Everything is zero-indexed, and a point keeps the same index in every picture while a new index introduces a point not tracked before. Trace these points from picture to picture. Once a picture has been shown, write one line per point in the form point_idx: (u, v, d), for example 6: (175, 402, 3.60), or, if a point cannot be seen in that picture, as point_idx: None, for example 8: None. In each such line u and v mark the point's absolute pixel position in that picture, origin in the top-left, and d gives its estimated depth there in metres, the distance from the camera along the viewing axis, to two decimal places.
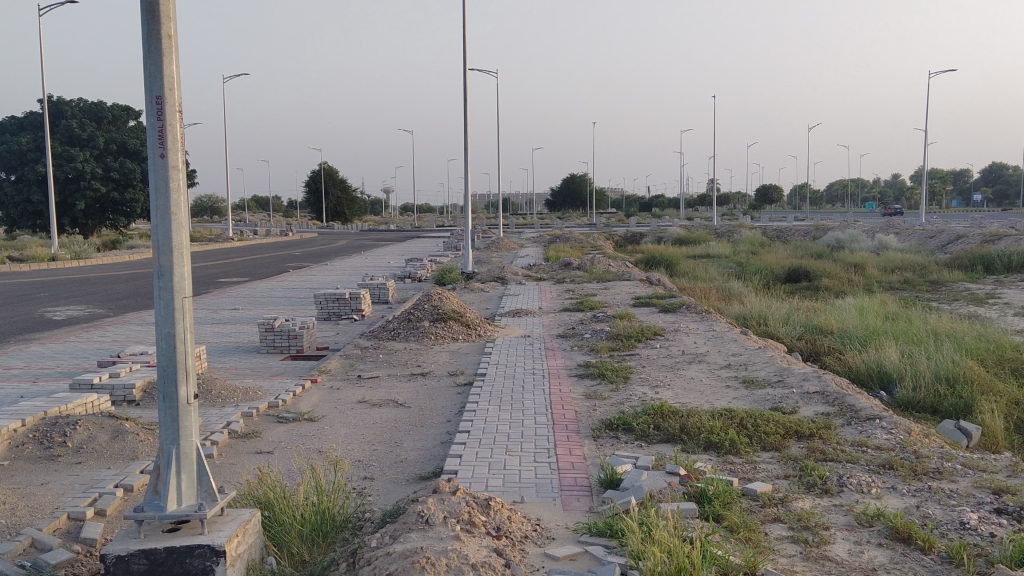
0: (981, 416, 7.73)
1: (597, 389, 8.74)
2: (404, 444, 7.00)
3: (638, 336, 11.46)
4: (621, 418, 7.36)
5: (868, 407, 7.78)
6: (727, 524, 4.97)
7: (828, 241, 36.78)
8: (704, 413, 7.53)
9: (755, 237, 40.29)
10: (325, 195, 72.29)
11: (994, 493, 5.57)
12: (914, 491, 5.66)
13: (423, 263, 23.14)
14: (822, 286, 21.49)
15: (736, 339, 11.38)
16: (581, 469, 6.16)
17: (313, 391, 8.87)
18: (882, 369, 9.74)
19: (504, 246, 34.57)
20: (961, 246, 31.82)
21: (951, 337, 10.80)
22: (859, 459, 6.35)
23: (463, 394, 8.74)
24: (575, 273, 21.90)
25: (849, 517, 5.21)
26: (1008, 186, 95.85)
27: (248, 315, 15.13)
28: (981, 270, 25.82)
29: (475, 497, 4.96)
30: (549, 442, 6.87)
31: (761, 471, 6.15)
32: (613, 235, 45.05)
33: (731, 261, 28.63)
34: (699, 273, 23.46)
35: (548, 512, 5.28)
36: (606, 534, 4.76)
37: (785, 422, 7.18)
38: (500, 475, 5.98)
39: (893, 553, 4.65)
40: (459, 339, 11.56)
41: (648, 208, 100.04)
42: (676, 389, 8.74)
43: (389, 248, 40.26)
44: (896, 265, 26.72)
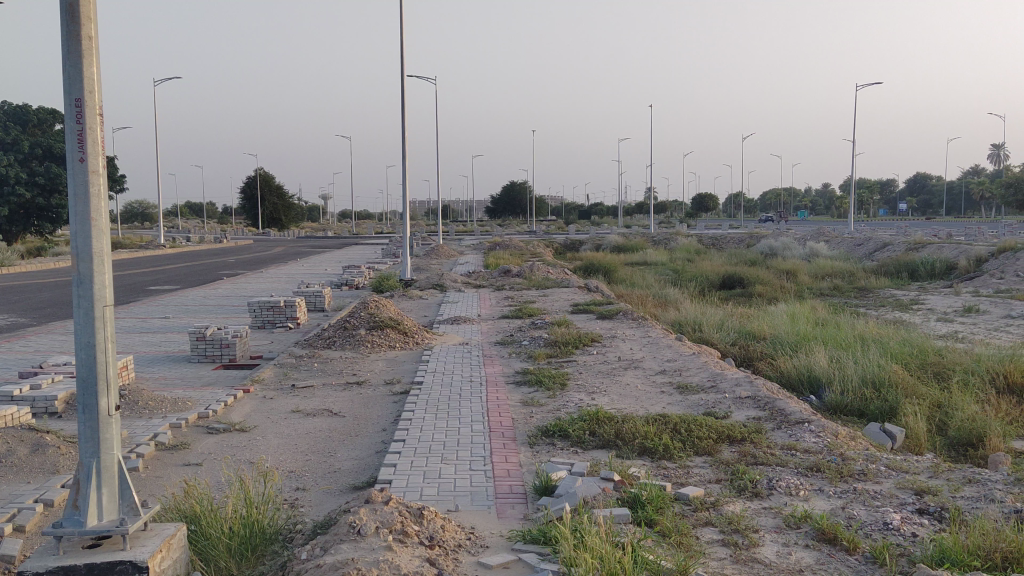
0: (906, 420, 7.97)
1: (534, 396, 8.78)
2: (337, 454, 6.93)
3: (575, 342, 11.55)
4: (557, 425, 7.39)
5: (797, 411, 7.96)
6: (659, 529, 5.03)
7: (761, 249, 37.55)
8: (639, 418, 7.62)
9: (691, 245, 40.96)
10: (261, 201, 71.20)
11: (916, 494, 5.73)
12: (841, 492, 5.81)
13: (361, 271, 22.97)
14: (755, 293, 21.91)
15: (671, 345, 11.55)
16: (516, 477, 6.17)
17: (245, 401, 8.72)
18: (811, 373, 9.98)
19: (444, 253, 34.49)
20: (887, 253, 32.82)
21: (877, 342, 11.12)
22: (789, 463, 6.48)
23: (399, 402, 8.69)
24: (513, 280, 21.98)
25: (778, 519, 5.33)
26: (932, 195, 99.11)
27: (179, 324, 14.82)
28: (907, 278, 26.63)
29: (408, 507, 4.93)
30: (485, 449, 6.87)
31: (693, 476, 6.25)
32: (553, 242, 45.36)
33: (668, 268, 29.02)
34: (637, 280, 23.74)
35: (482, 520, 5.27)
36: (540, 541, 4.77)
37: (717, 426, 7.31)
38: (434, 484, 5.95)
39: (819, 555, 4.76)
40: (396, 347, 11.50)
41: (588, 215, 100.72)
42: (612, 395, 8.82)
43: (326, 256, 39.80)
44: (826, 272, 27.40)
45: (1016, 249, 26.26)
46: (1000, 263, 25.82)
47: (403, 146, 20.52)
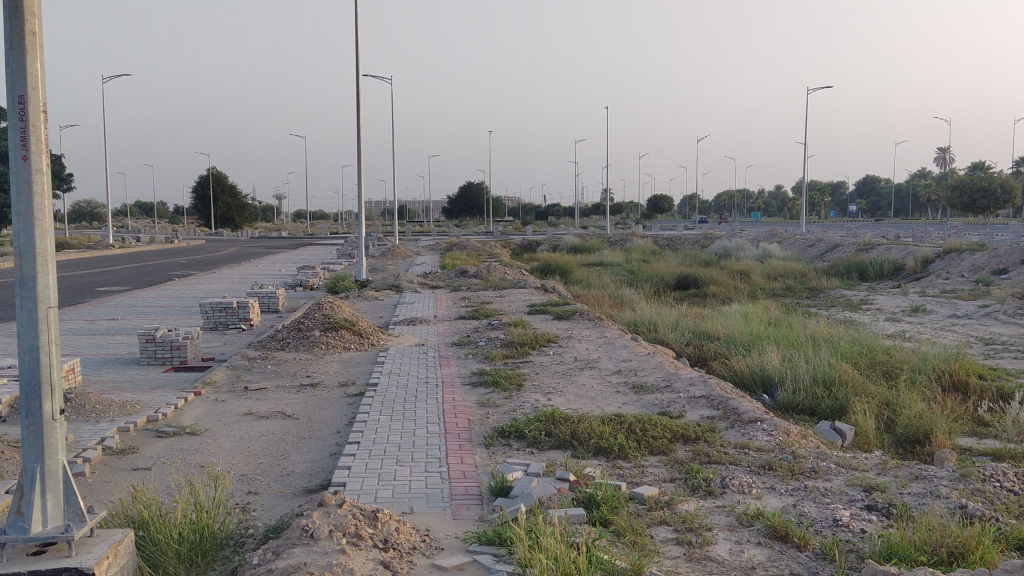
0: (855, 417, 8.12)
1: (490, 397, 8.77)
2: (291, 457, 6.86)
3: (532, 343, 11.57)
4: (512, 426, 7.40)
5: (750, 410, 8.06)
6: (614, 528, 5.05)
7: (715, 250, 37.98)
8: (594, 418, 7.65)
9: (647, 245, 41.32)
10: (214, 201, 70.15)
11: (865, 490, 5.83)
12: (792, 490, 5.89)
13: (316, 271, 22.76)
14: (710, 293, 22.18)
15: (626, 345, 11.63)
16: (472, 478, 6.16)
17: (196, 404, 8.59)
18: (764, 373, 10.11)
19: (400, 254, 34.31)
20: (838, 254, 33.42)
21: (827, 341, 11.31)
22: (742, 461, 6.56)
23: (354, 404, 8.61)
24: (470, 281, 21.98)
25: (730, 517, 5.39)
26: (881, 197, 101.21)
27: (129, 326, 14.52)
28: (857, 278, 27.15)
29: (362, 510, 4.89)
30: (440, 451, 6.84)
31: (648, 475, 6.29)
32: (509, 242, 45.35)
33: (624, 269, 29.20)
34: (593, 281, 23.89)
35: (437, 522, 5.26)
36: (495, 542, 4.77)
37: (671, 426, 7.37)
38: (390, 486, 5.91)
39: (771, 551, 4.82)
40: (351, 348, 11.41)
41: (545, 216, 100.94)
42: (568, 395, 8.85)
43: (280, 257, 39.36)
44: (778, 272, 27.82)
45: (961, 250, 26.90)
46: (945, 264, 26.44)
47: (359, 146, 20.37)
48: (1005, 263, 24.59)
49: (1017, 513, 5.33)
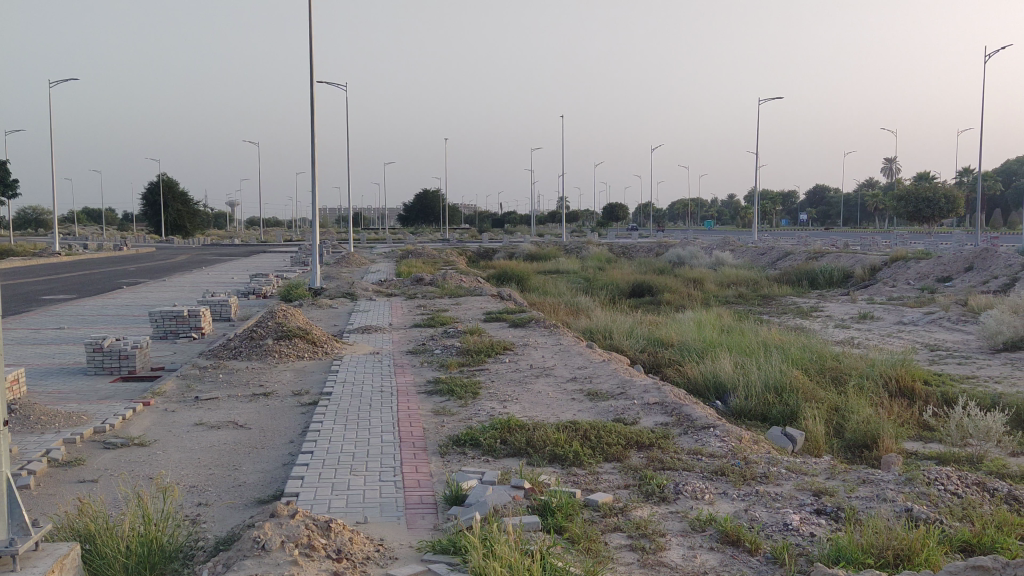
0: (805, 423, 8.25)
1: (445, 405, 8.75)
2: (243, 467, 6.77)
3: (488, 350, 11.58)
4: (468, 434, 7.39)
5: (703, 416, 8.15)
6: (568, 535, 5.07)
7: (669, 258, 38.34)
8: (549, 426, 7.67)
9: (602, 253, 41.62)
10: (164, 208, 69.06)
11: (815, 494, 5.94)
12: (744, 495, 5.96)
13: (270, 280, 22.53)
14: (664, 300, 22.39)
15: (581, 352, 11.68)
16: (426, 487, 6.14)
17: (144, 414, 8.44)
18: (717, 379, 10.23)
19: (355, 261, 34.11)
20: (789, 262, 33.98)
21: (779, 348, 11.48)
22: (695, 467, 6.63)
23: (307, 414, 8.53)
24: (426, 288, 21.92)
25: (683, 523, 5.43)
26: (831, 206, 103.13)
27: (76, 334, 14.22)
28: (807, 285, 27.63)
29: (315, 520, 4.85)
30: (395, 460, 6.80)
31: (603, 482, 6.32)
32: (466, 250, 45.31)
33: (580, 277, 29.37)
34: (549, 288, 23.98)
35: (392, 532, 5.23)
36: (450, 551, 4.75)
37: (625, 432, 7.43)
38: (343, 496, 5.87)
39: (723, 556, 4.88)
40: (305, 357, 11.30)
41: (501, 224, 101.01)
42: (523, 402, 8.86)
43: (234, 264, 38.90)
44: (731, 280, 28.18)
45: (907, 258, 27.51)
46: (892, 272, 27.03)
47: (313, 152, 20.21)
48: (948, 271, 25.22)
49: (960, 515, 5.45)
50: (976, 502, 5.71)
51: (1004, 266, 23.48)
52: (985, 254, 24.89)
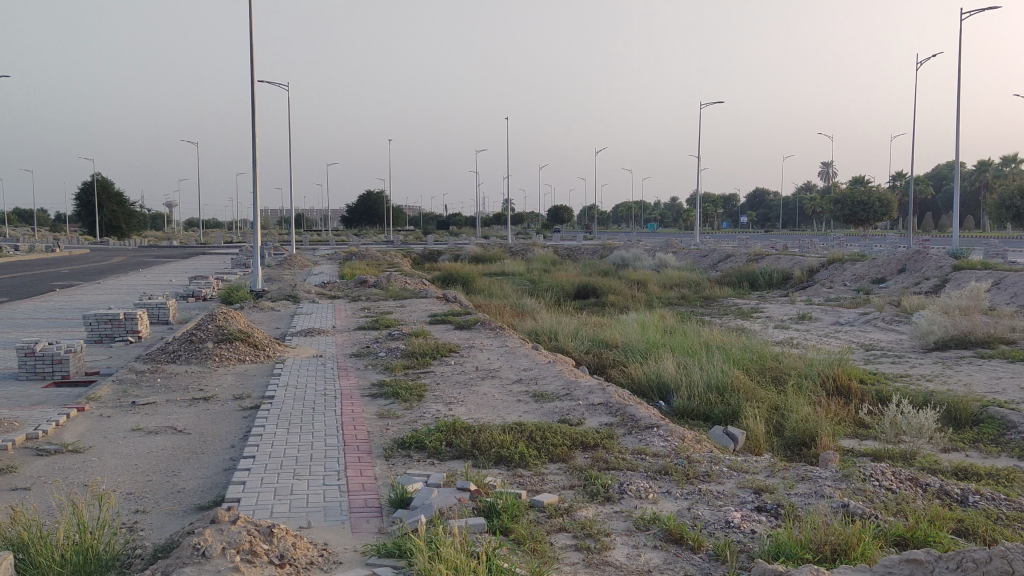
0: (746, 422, 8.40)
1: (391, 408, 8.70)
2: (182, 473, 6.63)
3: (433, 353, 11.54)
4: (413, 436, 7.36)
5: (647, 416, 8.23)
6: (514, 536, 5.07)
7: (613, 260, 38.66)
8: (495, 427, 7.67)
9: (547, 255, 41.81)
10: (99, 209, 67.28)
11: (755, 492, 6.04)
12: (686, 493, 6.04)
13: (209, 283, 22.12)
14: (607, 302, 22.58)
15: (527, 354, 11.69)
16: (371, 490, 6.09)
17: (79, 420, 8.21)
18: (660, 380, 10.36)
19: (298, 264, 33.66)
20: (729, 263, 34.58)
21: (720, 348, 11.67)
22: (639, 467, 6.69)
23: (249, 418, 8.39)
24: (370, 291, 21.71)
25: (628, 522, 5.48)
26: (770, 210, 105.30)
27: (6, 339, 13.76)
28: (747, 287, 28.14)
29: (257, 525, 4.77)
30: (339, 464, 6.72)
31: (548, 483, 6.35)
32: (410, 252, 45.04)
33: (525, 279, 29.50)
34: (495, 290, 24.00)
35: (336, 536, 5.16)
36: (395, 554, 4.71)
37: (570, 433, 7.47)
38: (286, 501, 5.78)
39: (667, 554, 4.93)
40: (246, 360, 11.11)
41: (445, 226, 100.67)
42: (469, 405, 8.84)
43: (172, 266, 38.05)
44: (674, 282, 28.52)
45: (844, 261, 28.19)
46: (829, 274, 27.66)
47: (254, 152, 19.88)
48: (882, 273, 25.90)
49: (895, 511, 5.59)
50: (910, 497, 5.87)
51: (935, 269, 24.22)
52: (917, 256, 25.62)
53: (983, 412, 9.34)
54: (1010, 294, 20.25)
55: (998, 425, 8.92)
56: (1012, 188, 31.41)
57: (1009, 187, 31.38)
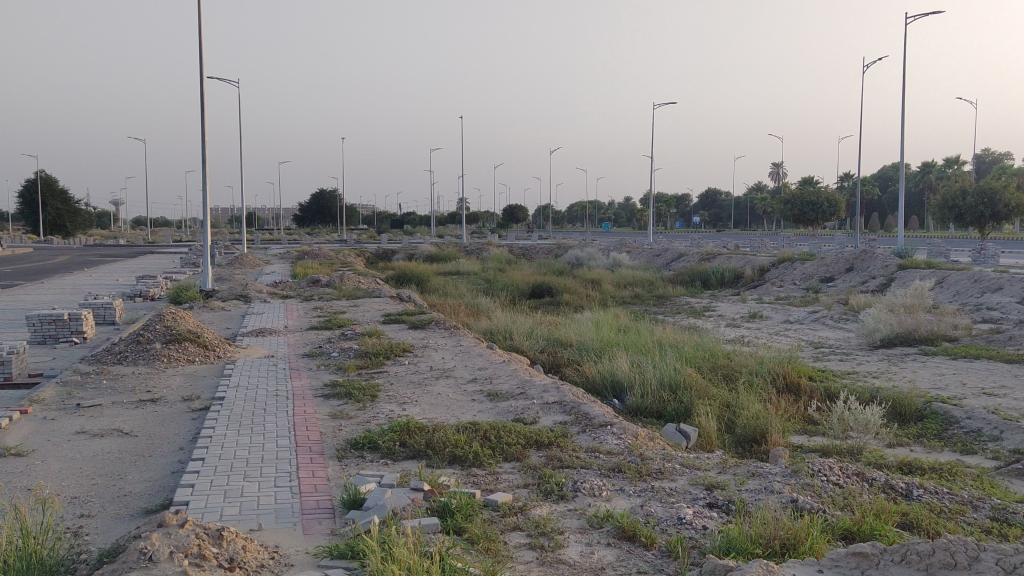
0: (698, 419, 8.49)
1: (343, 409, 8.63)
2: (129, 477, 6.49)
3: (386, 353, 11.46)
4: (366, 437, 7.30)
5: (600, 415, 8.28)
6: (468, 535, 5.06)
7: (568, 259, 38.81)
8: (449, 427, 7.65)
9: (502, 255, 41.90)
10: (42, 206, 65.69)
11: (707, 488, 6.11)
12: (640, 491, 6.09)
13: (158, 282, 21.74)
14: (562, 301, 22.69)
15: (482, 353, 11.69)
16: (324, 491, 6.03)
17: (21, 423, 8.00)
18: (614, 378, 10.42)
19: (249, 263, 33.25)
20: (682, 262, 34.94)
21: (673, 346, 11.78)
22: (592, 465, 6.72)
23: (198, 419, 8.25)
24: (323, 291, 21.48)
25: (581, 520, 5.50)
26: (723, 210, 106.49)
27: None
28: (699, 286, 28.46)
29: (205, 528, 4.70)
30: (291, 465, 6.65)
31: (502, 481, 6.34)
32: (363, 251, 44.76)
33: (479, 278, 29.46)
34: (449, 289, 23.95)
35: (288, 538, 5.11)
36: (347, 556, 4.66)
37: (525, 432, 7.48)
38: (236, 503, 5.70)
39: (620, 551, 4.96)
40: (196, 361, 10.93)
41: (400, 225, 100.30)
42: (423, 405, 8.80)
43: (119, 265, 37.32)
44: (627, 281, 28.70)
45: (793, 260, 28.63)
46: (779, 274, 28.09)
47: (204, 150, 19.56)
48: (831, 272, 26.34)
49: (842, 505, 5.69)
50: (856, 491, 5.99)
51: (882, 267, 24.71)
52: (864, 256, 26.11)
53: (927, 407, 9.56)
54: (953, 292, 20.75)
55: (941, 420, 9.15)
56: (955, 188, 32.17)
57: (952, 188, 32.12)
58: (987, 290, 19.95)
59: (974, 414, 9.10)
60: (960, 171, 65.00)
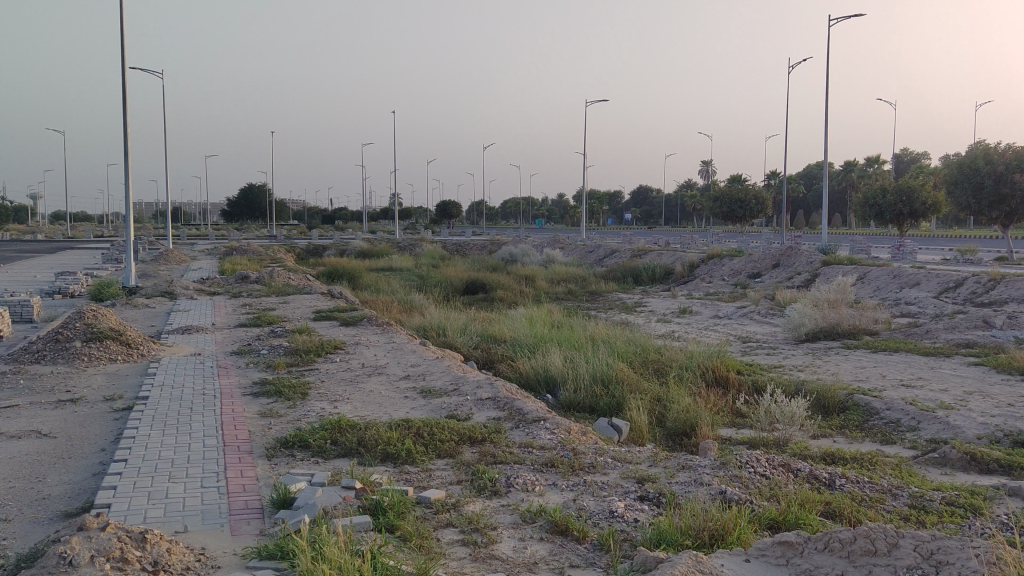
0: (630, 413, 8.59)
1: (273, 407, 8.48)
2: (46, 480, 6.26)
3: (318, 350, 11.30)
4: (297, 435, 7.18)
5: (534, 410, 8.31)
6: (400, 533, 5.01)
7: (501, 255, 38.87)
8: (381, 424, 7.58)
9: (436, 250, 41.80)
10: None
11: (638, 481, 6.18)
12: (572, 485, 6.13)
13: (78, 279, 21.06)
14: (496, 297, 22.73)
15: (415, 350, 11.64)
16: (253, 491, 5.91)
17: None
18: (548, 374, 10.46)
19: (175, 259, 32.47)
20: (614, 259, 35.34)
21: (605, 342, 11.89)
22: (525, 460, 6.73)
23: (121, 419, 8.00)
24: (252, 287, 21.12)
25: (514, 515, 5.51)
26: (654, 207, 107.90)
27: None
28: (631, 281, 28.83)
29: (128, 531, 4.56)
30: (219, 465, 6.50)
31: (435, 479, 6.31)
32: (294, 247, 44.09)
33: (412, 274, 29.30)
34: (381, 285, 23.78)
35: (214, 540, 4.99)
36: (276, 556, 4.58)
37: (458, 429, 7.46)
38: (161, 505, 5.54)
39: (552, 546, 4.99)
40: (118, 359, 10.61)
41: (332, 220, 99.11)
42: (355, 402, 8.70)
43: (36, 262, 35.95)
44: (560, 277, 28.88)
45: (722, 256, 29.20)
46: (708, 270, 28.62)
47: (126, 142, 19.02)
48: (758, 268, 26.92)
49: (768, 496, 5.82)
50: (783, 482, 6.12)
51: (806, 264, 25.39)
52: (789, 252, 26.76)
53: (849, 399, 9.85)
54: (873, 288, 21.43)
55: (863, 411, 9.44)
56: (875, 187, 33.19)
57: (872, 187, 33.13)
58: (905, 286, 20.67)
59: (893, 406, 9.41)
60: (881, 171, 67.11)
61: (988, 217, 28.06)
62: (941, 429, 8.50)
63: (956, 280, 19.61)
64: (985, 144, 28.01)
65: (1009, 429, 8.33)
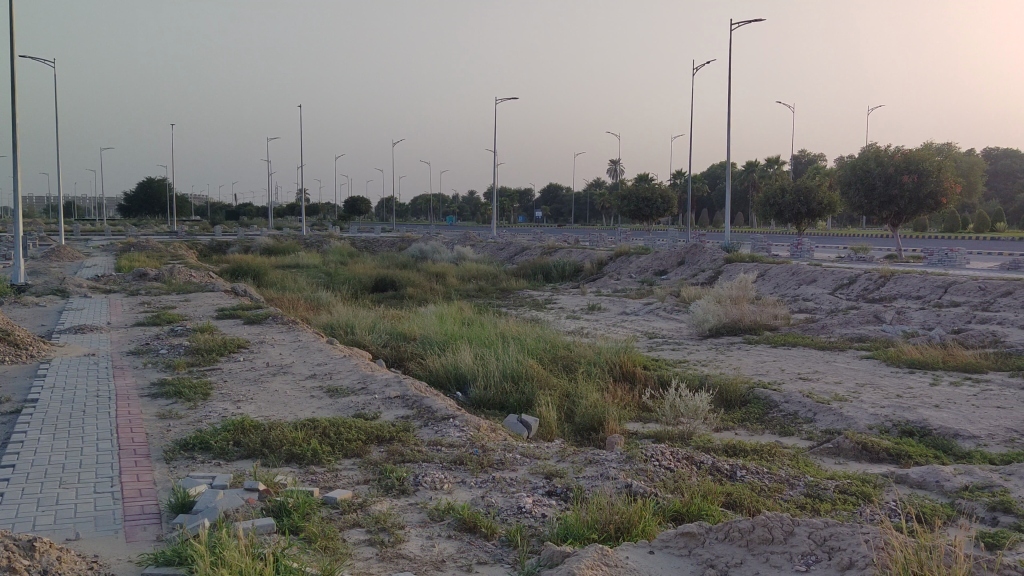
0: (539, 409, 8.64)
1: (173, 408, 8.20)
2: None
3: (220, 349, 10.99)
4: (197, 438, 6.96)
5: (443, 408, 8.27)
6: (305, 534, 4.92)
7: (411, 253, 38.57)
8: (286, 425, 7.42)
9: (344, 247, 41.14)
10: None
11: (546, 477, 6.22)
12: (480, 482, 6.12)
13: None
14: (406, 294, 22.57)
15: (322, 349, 11.43)
16: (149, 495, 5.71)
17: None
18: (457, 370, 10.45)
19: (69, 257, 31.06)
20: (524, 256, 35.57)
21: (515, 339, 11.94)
22: (434, 459, 6.69)
23: (8, 423, 7.60)
24: (150, 285, 20.37)
25: (422, 513, 5.47)
26: (563, 205, 108.98)
27: None
28: (541, 278, 29.09)
29: (15, 540, 4.32)
30: (113, 469, 6.25)
31: (341, 479, 6.20)
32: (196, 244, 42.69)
33: (319, 271, 28.75)
34: (288, 282, 23.32)
35: (107, 547, 4.79)
36: (173, 562, 4.43)
37: (366, 428, 7.36)
38: (51, 512, 5.30)
39: (460, 543, 4.97)
40: (5, 360, 10.10)
41: (237, 217, 96.66)
42: (259, 402, 8.49)
43: None
44: (470, 274, 28.88)
45: (630, 253, 29.70)
46: (617, 267, 29.07)
47: (15, 134, 18.11)
48: (664, 265, 27.47)
49: (673, 488, 5.94)
50: (686, 474, 6.26)
51: (710, 261, 26.06)
52: (694, 250, 27.40)
53: (750, 393, 10.13)
54: (773, 285, 22.12)
55: (763, 404, 9.72)
56: (775, 186, 34.26)
57: (772, 187, 34.20)
58: (803, 282, 21.42)
59: (791, 398, 9.74)
60: (780, 171, 69.35)
61: (879, 217, 29.29)
62: (835, 421, 8.83)
63: (850, 277, 20.42)
64: (876, 147, 29.24)
65: (898, 419, 8.71)
